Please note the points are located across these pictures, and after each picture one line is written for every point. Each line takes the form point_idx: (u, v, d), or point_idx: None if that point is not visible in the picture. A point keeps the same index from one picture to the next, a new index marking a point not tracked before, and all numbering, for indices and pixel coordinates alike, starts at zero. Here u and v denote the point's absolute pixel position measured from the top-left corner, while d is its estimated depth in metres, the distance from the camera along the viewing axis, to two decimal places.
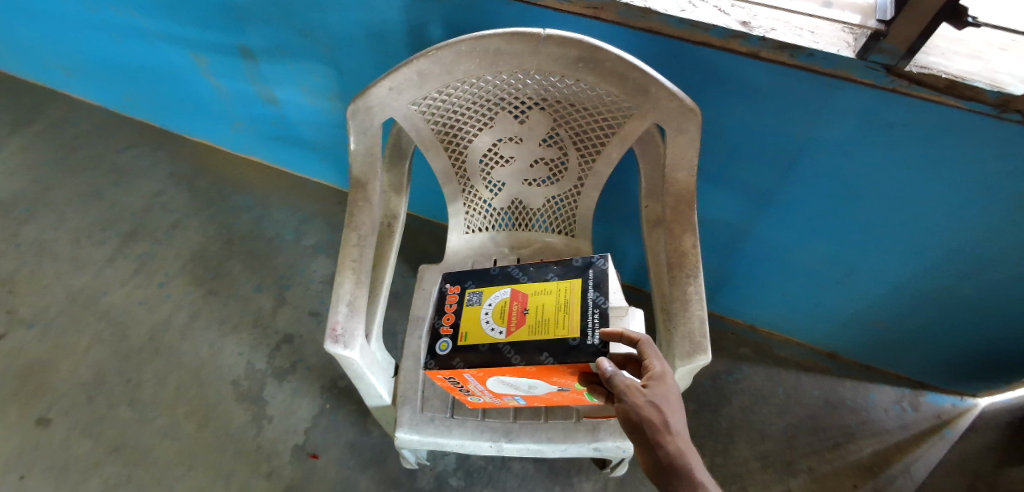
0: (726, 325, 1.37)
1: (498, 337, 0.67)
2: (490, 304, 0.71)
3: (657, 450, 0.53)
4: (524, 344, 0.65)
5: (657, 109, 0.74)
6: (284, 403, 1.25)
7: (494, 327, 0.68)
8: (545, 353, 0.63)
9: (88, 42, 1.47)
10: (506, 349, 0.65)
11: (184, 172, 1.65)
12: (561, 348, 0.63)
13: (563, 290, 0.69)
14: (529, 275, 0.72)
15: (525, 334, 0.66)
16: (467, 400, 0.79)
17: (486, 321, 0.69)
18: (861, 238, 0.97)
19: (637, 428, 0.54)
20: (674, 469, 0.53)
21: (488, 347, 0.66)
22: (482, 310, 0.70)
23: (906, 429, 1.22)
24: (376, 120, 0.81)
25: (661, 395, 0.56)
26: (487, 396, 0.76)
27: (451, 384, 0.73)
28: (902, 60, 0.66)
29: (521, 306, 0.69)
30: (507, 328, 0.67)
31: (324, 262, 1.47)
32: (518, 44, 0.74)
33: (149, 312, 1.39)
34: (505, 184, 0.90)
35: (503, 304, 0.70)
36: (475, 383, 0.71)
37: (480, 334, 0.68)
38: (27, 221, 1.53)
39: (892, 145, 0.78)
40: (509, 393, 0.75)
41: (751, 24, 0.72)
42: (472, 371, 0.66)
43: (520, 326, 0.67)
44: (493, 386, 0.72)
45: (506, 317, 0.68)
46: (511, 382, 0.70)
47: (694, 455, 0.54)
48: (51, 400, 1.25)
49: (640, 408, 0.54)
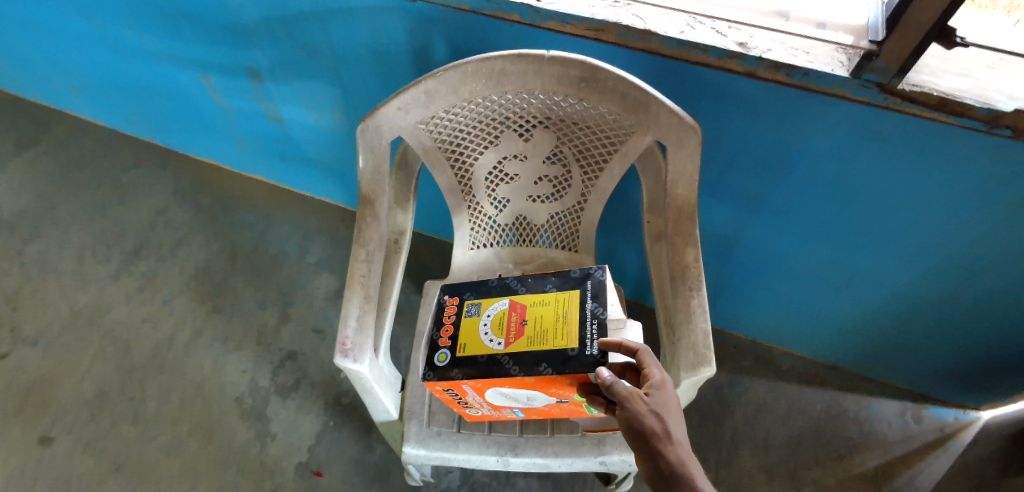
0: (726, 338, 1.38)
1: (497, 348, 0.67)
2: (488, 315, 0.71)
3: (659, 460, 0.54)
4: (523, 356, 0.65)
5: (657, 125, 0.76)
6: (288, 419, 1.25)
7: (492, 338, 0.69)
8: (543, 364, 0.64)
9: (95, 60, 1.50)
10: (504, 360, 0.66)
11: (188, 189, 1.67)
12: (560, 359, 0.64)
13: (562, 302, 0.70)
14: (527, 286, 0.73)
15: (523, 346, 0.66)
16: (466, 414, 0.80)
17: (485, 333, 0.69)
18: (861, 247, 0.99)
19: (640, 436, 0.55)
20: (675, 478, 0.53)
21: (486, 358, 0.67)
22: (480, 321, 0.71)
23: (909, 441, 1.23)
24: (385, 138, 0.83)
25: (663, 404, 0.57)
26: (485, 409, 0.77)
27: (450, 396, 0.74)
28: (895, 77, 0.69)
29: (519, 318, 0.70)
30: (505, 339, 0.68)
31: (328, 279, 1.48)
32: (522, 64, 0.76)
33: (153, 328, 1.39)
34: (510, 200, 0.92)
35: (500, 315, 0.71)
36: (473, 395, 0.71)
37: (479, 344, 0.68)
38: (32, 239, 1.54)
39: (886, 158, 0.81)
40: (509, 406, 0.75)
41: (748, 45, 0.74)
42: (470, 382, 0.67)
43: (518, 337, 0.67)
44: (492, 398, 0.72)
45: (505, 328, 0.69)
46: (510, 394, 0.70)
47: (695, 464, 0.55)
48: (54, 417, 1.24)
49: (642, 416, 0.55)
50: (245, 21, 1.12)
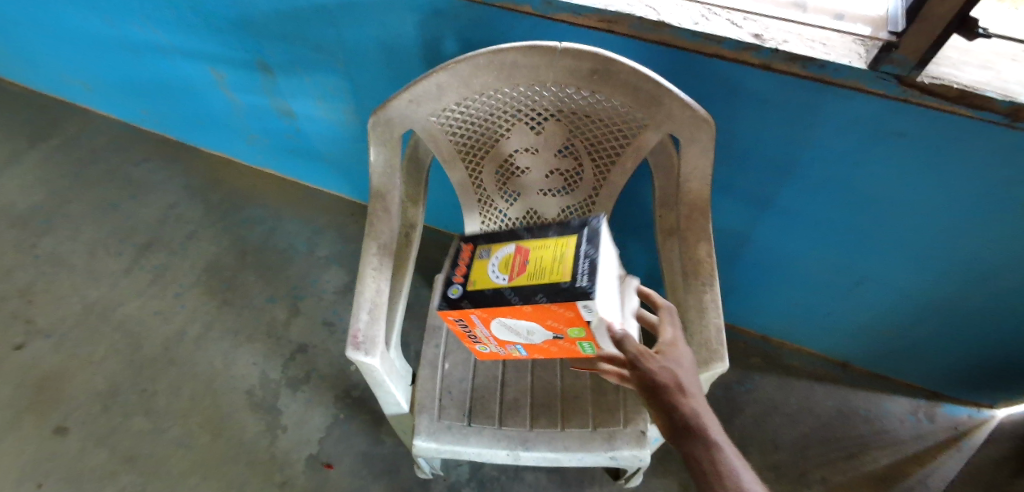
0: (737, 335, 1.37)
1: (502, 283, 0.65)
2: (497, 257, 0.68)
3: (674, 414, 0.60)
4: (523, 288, 0.63)
5: (670, 119, 0.76)
6: (297, 413, 1.26)
7: (498, 275, 0.67)
8: (538, 295, 0.61)
9: (107, 56, 1.51)
10: (507, 292, 0.64)
11: (198, 184, 1.68)
12: (555, 290, 0.60)
13: (561, 241, 0.64)
14: (532, 231, 0.68)
15: (526, 279, 0.64)
16: (477, 351, 0.81)
17: (493, 270, 0.67)
18: (875, 247, 0.97)
19: (654, 392, 0.61)
20: (688, 429, 0.59)
21: (492, 291, 0.65)
22: (490, 262, 0.68)
23: (921, 439, 1.21)
24: (397, 131, 0.83)
25: (673, 360, 0.62)
26: (492, 345, 0.77)
27: (462, 329, 0.74)
28: (914, 70, 0.67)
29: (522, 257, 0.66)
30: (510, 275, 0.65)
31: (337, 273, 1.49)
32: (534, 57, 0.76)
33: (163, 322, 1.40)
34: (521, 194, 0.92)
35: (508, 253, 0.68)
36: (482, 327, 0.71)
37: (487, 281, 0.67)
38: (45, 234, 1.56)
39: (895, 156, 0.80)
40: (513, 341, 0.74)
41: (764, 36, 0.73)
42: (477, 312, 0.66)
43: (521, 273, 0.64)
44: (498, 333, 0.72)
45: (510, 266, 0.66)
46: (515, 329, 0.69)
47: (706, 411, 0.61)
48: (67, 410, 1.26)
49: (654, 374, 0.61)
50: (255, 16, 1.12)
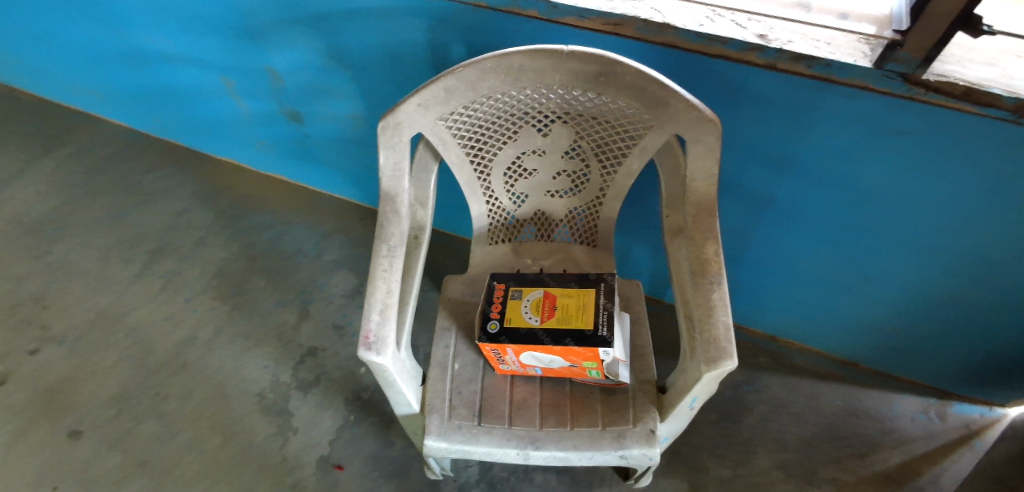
0: (743, 335, 1.37)
1: (535, 323, 0.78)
2: (529, 299, 0.81)
3: None
4: (554, 331, 0.76)
5: (676, 121, 0.76)
6: (307, 416, 1.27)
7: (531, 315, 0.79)
8: (567, 339, 0.75)
9: (117, 66, 1.53)
10: (539, 333, 0.76)
11: (208, 190, 1.70)
12: (581, 336, 0.75)
13: (581, 293, 0.80)
14: (556, 280, 0.83)
15: (555, 322, 0.77)
16: (500, 368, 0.86)
17: (525, 311, 0.79)
18: (873, 243, 0.97)
19: None
20: None
21: (526, 330, 0.77)
22: (523, 304, 0.80)
23: (932, 439, 1.21)
24: (405, 135, 0.83)
25: None
26: (515, 365, 0.84)
27: (492, 354, 0.82)
28: (919, 67, 0.68)
29: (551, 303, 0.80)
30: (541, 317, 0.78)
31: (345, 277, 1.50)
32: (541, 60, 0.76)
33: (175, 328, 1.42)
34: (528, 195, 0.95)
35: (539, 299, 0.80)
36: (513, 357, 0.81)
37: (521, 320, 0.79)
38: (58, 240, 1.58)
39: (899, 151, 0.79)
40: (534, 366, 0.83)
41: (768, 37, 0.74)
42: (514, 346, 0.77)
43: (551, 317, 0.78)
44: (525, 360, 0.81)
45: (541, 308, 0.79)
46: (540, 360, 0.80)
47: None
48: (81, 414, 1.27)
49: None
50: (264, 23, 1.13)
